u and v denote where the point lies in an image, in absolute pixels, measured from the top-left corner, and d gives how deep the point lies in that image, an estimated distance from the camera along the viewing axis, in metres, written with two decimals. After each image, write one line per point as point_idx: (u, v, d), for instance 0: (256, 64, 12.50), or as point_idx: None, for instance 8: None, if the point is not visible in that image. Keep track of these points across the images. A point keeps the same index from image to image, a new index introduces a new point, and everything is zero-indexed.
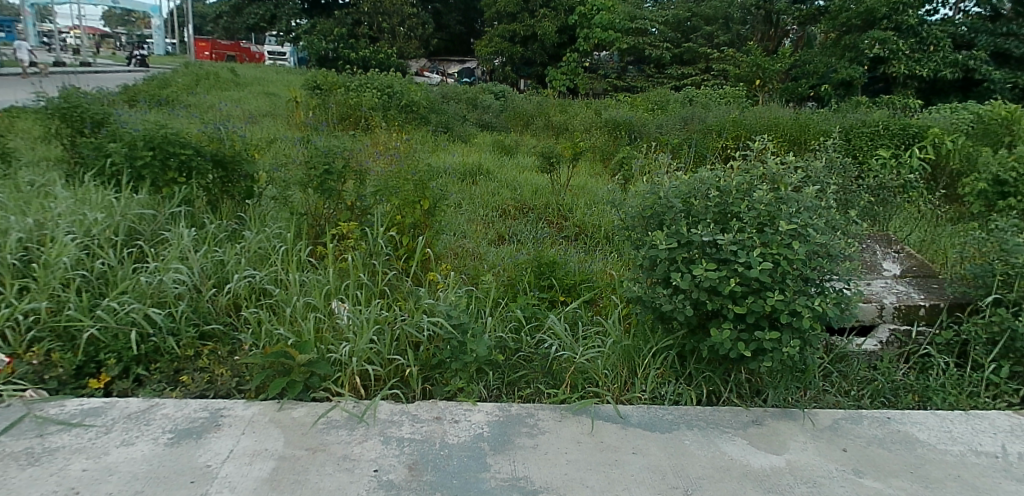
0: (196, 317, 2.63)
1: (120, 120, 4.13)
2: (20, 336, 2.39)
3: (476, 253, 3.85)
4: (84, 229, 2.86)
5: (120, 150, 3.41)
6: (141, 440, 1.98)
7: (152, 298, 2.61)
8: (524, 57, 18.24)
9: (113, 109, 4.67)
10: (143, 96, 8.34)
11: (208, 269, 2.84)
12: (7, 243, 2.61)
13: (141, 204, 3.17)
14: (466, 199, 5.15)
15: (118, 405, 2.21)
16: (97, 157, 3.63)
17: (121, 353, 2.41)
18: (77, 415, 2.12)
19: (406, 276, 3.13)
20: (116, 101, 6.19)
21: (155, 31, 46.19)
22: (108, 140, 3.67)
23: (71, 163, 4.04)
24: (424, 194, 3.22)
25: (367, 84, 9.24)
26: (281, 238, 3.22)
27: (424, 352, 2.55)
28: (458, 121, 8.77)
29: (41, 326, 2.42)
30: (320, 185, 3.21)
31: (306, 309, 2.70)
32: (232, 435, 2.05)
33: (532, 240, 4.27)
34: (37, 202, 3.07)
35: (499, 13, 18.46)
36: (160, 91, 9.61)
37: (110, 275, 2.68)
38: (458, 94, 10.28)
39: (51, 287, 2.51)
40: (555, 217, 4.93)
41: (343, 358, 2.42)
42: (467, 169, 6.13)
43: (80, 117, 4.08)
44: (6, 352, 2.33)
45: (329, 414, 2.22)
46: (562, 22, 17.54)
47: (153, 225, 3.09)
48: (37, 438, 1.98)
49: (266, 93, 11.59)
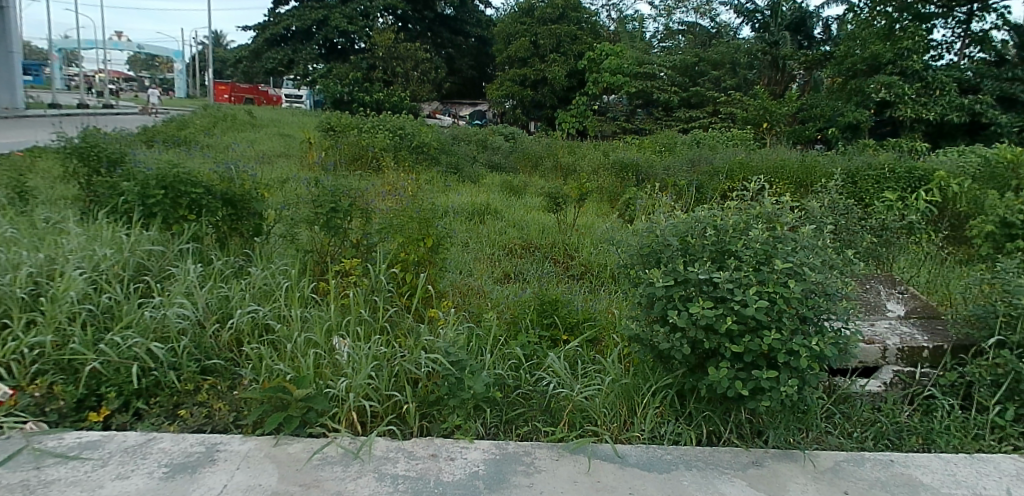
0: (198, 353, 2.65)
1: (134, 160, 4.22)
2: (25, 369, 2.42)
3: (480, 291, 3.88)
4: (93, 264, 2.90)
5: (133, 189, 3.52)
6: (135, 474, 1.98)
7: (156, 334, 2.63)
8: (534, 100, 18.64)
9: (129, 149, 4.79)
10: (160, 136, 8.57)
11: (213, 305, 2.86)
12: (18, 278, 2.67)
13: (151, 241, 3.24)
14: (472, 238, 5.21)
15: (116, 438, 2.22)
16: (112, 196, 3.74)
17: (122, 387, 2.43)
18: (75, 447, 2.14)
19: (407, 313, 3.13)
20: (133, 141, 6.40)
21: (179, 73, 47.83)
22: (123, 179, 3.78)
23: (86, 201, 4.12)
24: (427, 232, 3.28)
25: (379, 126, 9.44)
26: (286, 274, 3.26)
27: (422, 388, 2.56)
28: (467, 162, 8.96)
29: (45, 360, 2.45)
30: (327, 223, 3.28)
31: (307, 345, 2.72)
32: (226, 470, 2.05)
33: (537, 279, 4.31)
34: (51, 238, 3.14)
35: (510, 58, 18.94)
36: (180, 132, 9.91)
37: (115, 309, 2.71)
38: (469, 135, 10.49)
39: (57, 320, 2.54)
40: (561, 256, 4.97)
41: (340, 394, 2.43)
42: (474, 208, 6.23)
43: (97, 157, 4.19)
44: (10, 384, 2.37)
45: (324, 450, 2.21)
46: (572, 67, 17.93)
47: (161, 261, 3.14)
48: (34, 469, 1.99)
49: (282, 135, 11.91)
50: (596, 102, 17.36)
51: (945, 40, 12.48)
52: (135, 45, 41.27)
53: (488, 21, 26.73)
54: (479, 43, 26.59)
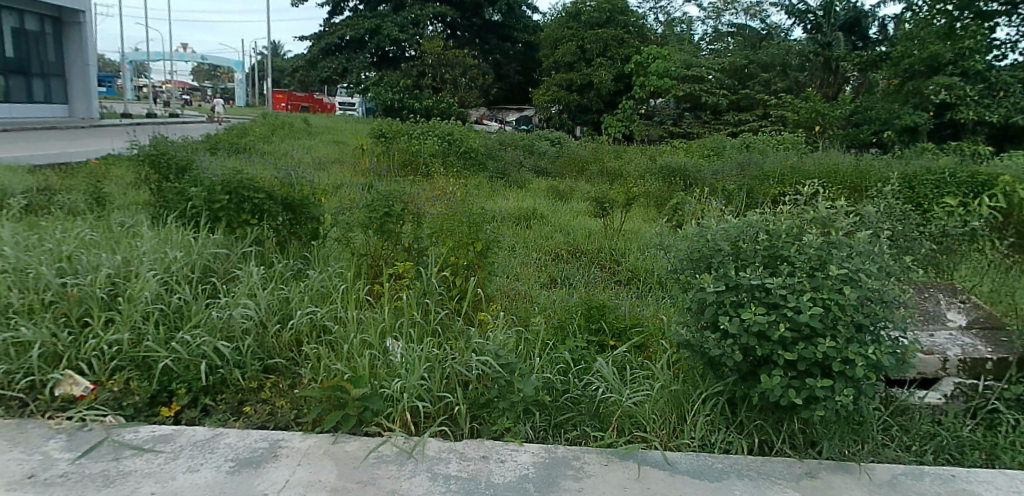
0: (261, 352, 2.77)
1: (200, 167, 4.44)
2: (105, 364, 2.57)
3: (527, 295, 3.92)
4: (165, 266, 3.07)
5: (200, 194, 3.70)
6: (204, 467, 2.11)
7: (222, 333, 2.77)
8: (580, 105, 18.63)
9: (195, 156, 5.05)
10: (223, 144, 8.98)
11: (274, 306, 2.99)
12: (98, 278, 2.82)
13: (217, 244, 3.41)
14: (519, 243, 5.27)
15: (186, 433, 2.35)
16: (180, 201, 3.94)
17: (191, 383, 2.57)
18: (149, 440, 2.27)
19: (458, 316, 3.20)
20: (199, 148, 6.74)
21: (239, 83, 49.91)
22: (191, 186, 3.98)
23: (156, 205, 4.34)
24: (477, 236, 3.35)
25: (428, 132, 9.62)
26: (342, 277, 3.37)
27: (473, 390, 2.60)
28: (513, 168, 9.02)
29: (123, 356, 2.60)
30: (381, 227, 3.41)
31: (363, 346, 2.81)
32: (288, 465, 2.15)
33: (583, 284, 4.33)
34: (126, 241, 3.34)
35: (557, 63, 18.99)
36: (240, 139, 10.34)
37: (185, 309, 2.85)
38: (515, 141, 10.56)
39: (133, 319, 2.69)
40: (607, 261, 4.97)
41: (395, 394, 2.51)
42: (521, 213, 6.28)
43: (167, 164, 4.43)
44: (91, 378, 2.52)
45: (379, 449, 2.29)
46: (619, 71, 17.83)
47: (226, 263, 3.31)
48: (112, 461, 2.13)
49: (335, 141, 12.29)
50: (643, 106, 16.77)
51: (1011, 39, 11.86)
52: (199, 56, 43.25)
53: (536, 26, 26.87)
54: (526, 49, 26.86)
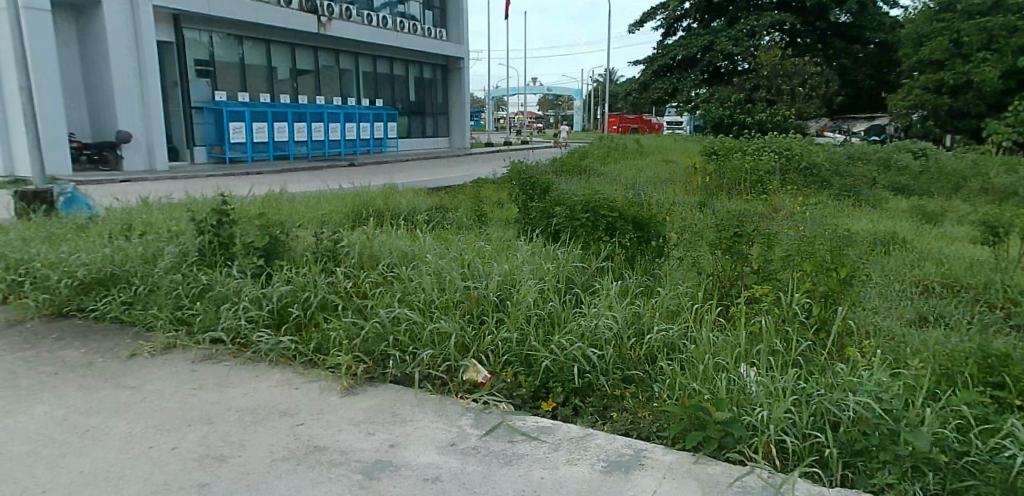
0: (621, 363, 2.84)
1: (558, 189, 4.93)
2: (497, 358, 2.83)
3: (896, 335, 3.34)
4: (540, 275, 3.35)
5: (565, 212, 4.13)
6: (581, 462, 2.27)
7: (589, 340, 2.89)
8: (953, 109, 15.65)
9: (552, 179, 5.69)
10: (569, 167, 9.96)
11: (630, 320, 3.07)
12: (491, 282, 3.16)
13: (577, 258, 3.70)
14: (880, 270, 4.58)
15: (563, 427, 2.52)
16: (542, 218, 4.39)
17: (565, 384, 2.71)
18: (535, 429, 2.48)
19: (819, 349, 2.87)
20: (555, 172, 7.57)
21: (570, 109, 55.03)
22: (552, 204, 4.41)
23: (521, 221, 4.81)
24: (840, 262, 3.02)
25: (765, 147, 9.07)
26: (692, 296, 3.35)
27: (846, 434, 2.28)
28: (865, 184, 8.15)
29: (512, 352, 2.83)
30: (731, 248, 3.34)
31: (718, 368, 2.73)
32: (655, 476, 2.20)
33: (970, 327, 3.53)
34: (504, 251, 3.77)
35: (922, 62, 16.33)
36: (581, 161, 11.27)
37: (557, 316, 3.03)
38: (868, 155, 9.27)
39: (518, 320, 2.94)
40: (1004, 301, 3.98)
41: (758, 422, 2.38)
42: (880, 237, 5.47)
43: (533, 186, 5.03)
44: (488, 368, 2.79)
45: (743, 479, 2.19)
46: (1013, 65, 14.39)
47: (585, 275, 3.52)
48: (509, 442, 2.38)
49: (665, 160, 12.47)
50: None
51: None
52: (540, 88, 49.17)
53: (893, 22, 23.05)
54: (879, 49, 23.49)
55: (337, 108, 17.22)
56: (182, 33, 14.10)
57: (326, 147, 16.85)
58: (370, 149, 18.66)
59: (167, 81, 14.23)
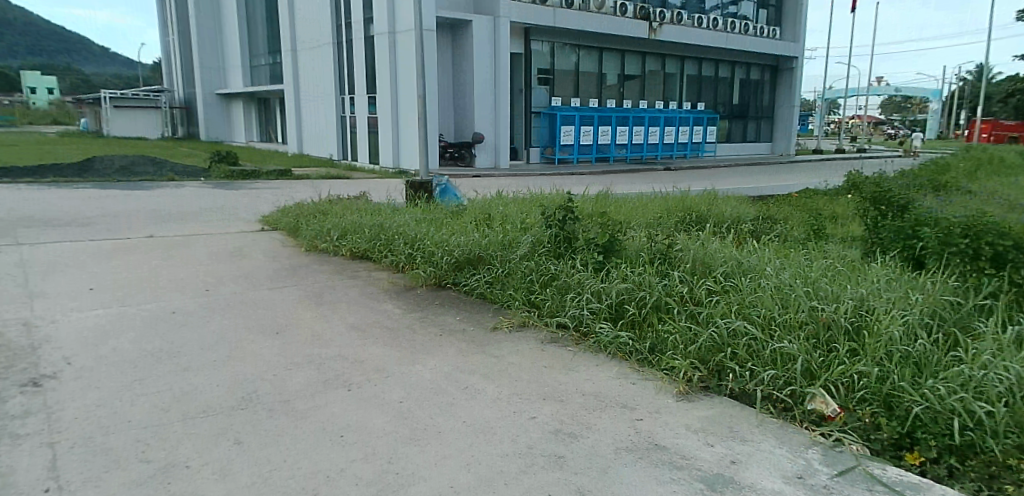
0: (1015, 428, 2.05)
1: (922, 208, 4.19)
2: (849, 391, 2.42)
3: None
4: (902, 305, 2.82)
5: (935, 237, 3.48)
6: None
7: (969, 389, 2.21)
8: None
9: (915, 198, 4.87)
10: (929, 182, 8.43)
11: None
12: (846, 307, 2.78)
13: (950, 291, 3.01)
14: None
15: (935, 489, 1.94)
16: (897, 240, 3.83)
17: (938, 438, 2.11)
18: (901, 483, 1.99)
19: None
20: (915, 189, 6.45)
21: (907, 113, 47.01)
22: (917, 226, 3.79)
23: (870, 241, 4.24)
24: None
25: None
26: None
27: None
28: None
29: (871, 389, 2.36)
30: None
31: None
32: None
33: None
34: (853, 274, 3.32)
35: None
36: (941, 176, 9.42)
37: (927, 357, 2.43)
38: None
39: (877, 354, 2.48)
40: None
41: None
42: None
43: (888, 203, 4.38)
44: (837, 401, 2.40)
45: None
46: None
47: (960, 313, 2.83)
48: (867, 491, 1.95)
49: None
50: None
51: None
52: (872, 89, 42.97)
53: None
54: None
55: (659, 112, 17.73)
56: (529, 44, 15.76)
57: (633, 150, 17.31)
58: (688, 153, 18.76)
59: (514, 89, 16.03)
